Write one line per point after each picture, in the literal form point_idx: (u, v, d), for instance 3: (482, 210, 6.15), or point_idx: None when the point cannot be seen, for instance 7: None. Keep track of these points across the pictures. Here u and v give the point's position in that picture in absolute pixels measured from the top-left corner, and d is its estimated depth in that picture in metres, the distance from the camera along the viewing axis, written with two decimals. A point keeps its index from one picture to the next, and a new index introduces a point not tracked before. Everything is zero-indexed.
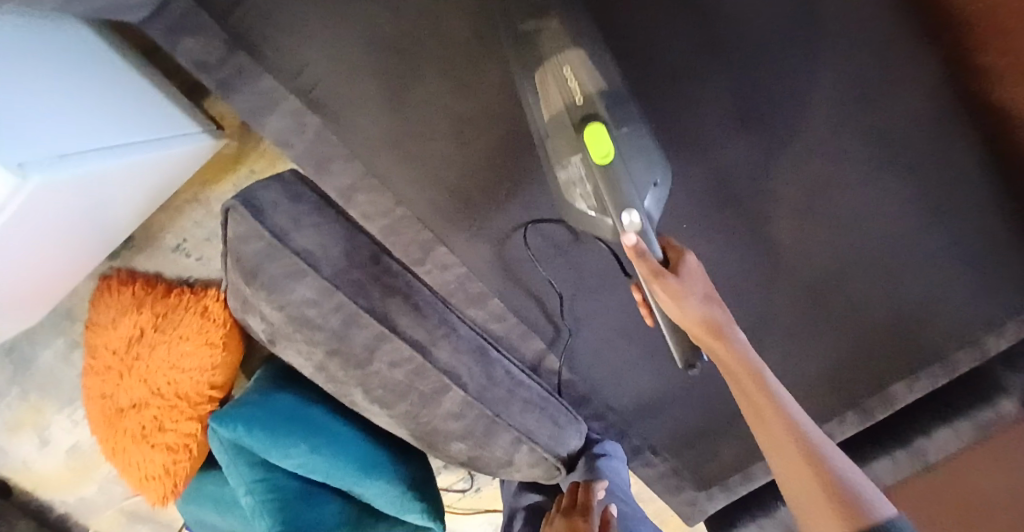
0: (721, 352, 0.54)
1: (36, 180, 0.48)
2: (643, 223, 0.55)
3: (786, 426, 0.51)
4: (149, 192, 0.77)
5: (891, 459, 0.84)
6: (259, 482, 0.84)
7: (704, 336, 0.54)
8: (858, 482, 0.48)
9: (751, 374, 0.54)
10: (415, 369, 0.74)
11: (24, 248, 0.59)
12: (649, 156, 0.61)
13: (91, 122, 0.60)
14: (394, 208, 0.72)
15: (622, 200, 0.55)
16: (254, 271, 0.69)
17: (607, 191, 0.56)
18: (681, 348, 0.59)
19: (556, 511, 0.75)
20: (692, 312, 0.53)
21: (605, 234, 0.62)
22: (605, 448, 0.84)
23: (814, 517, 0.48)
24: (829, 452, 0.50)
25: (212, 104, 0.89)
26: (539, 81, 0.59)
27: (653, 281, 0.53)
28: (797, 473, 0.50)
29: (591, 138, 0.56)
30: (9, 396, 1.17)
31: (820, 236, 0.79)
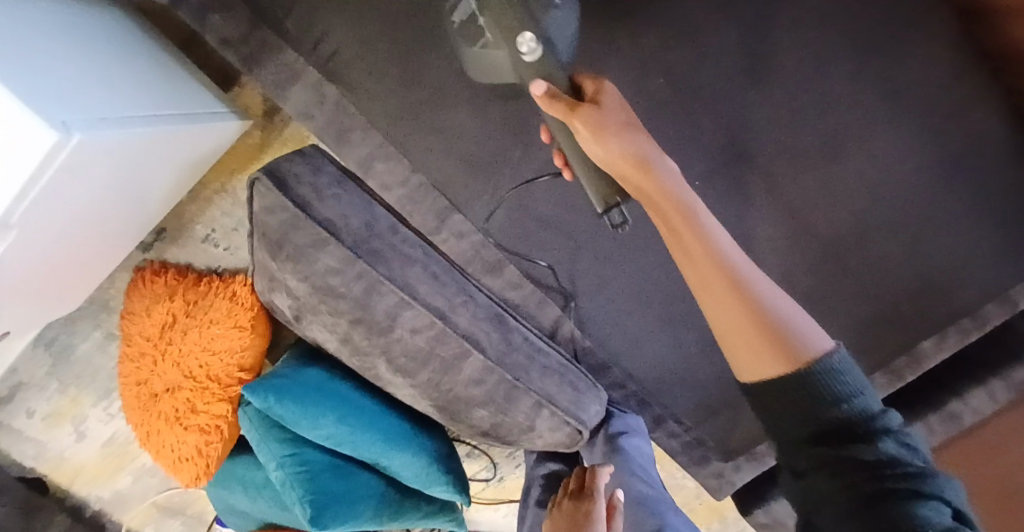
0: (646, 186, 0.53)
1: (84, 134, 0.53)
2: (540, 51, 0.55)
3: (715, 261, 0.48)
4: (180, 169, 0.82)
5: (926, 426, 0.83)
6: (289, 457, 0.86)
7: (633, 173, 0.53)
8: (790, 314, 0.46)
9: (678, 207, 0.51)
10: (435, 334, 0.77)
11: (67, 209, 0.64)
12: None
13: (126, 96, 0.65)
14: (410, 177, 0.75)
15: (514, 25, 0.56)
16: (280, 241, 0.74)
17: (501, 13, 0.56)
18: (596, 191, 0.60)
19: (564, 494, 0.76)
20: (615, 150, 0.53)
21: (507, 75, 0.63)
22: (623, 422, 0.85)
23: (743, 353, 0.46)
24: (761, 286, 0.47)
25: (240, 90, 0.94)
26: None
27: (574, 121, 0.54)
28: (729, 310, 0.47)
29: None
30: (49, 389, 1.23)
31: (834, 193, 0.79)
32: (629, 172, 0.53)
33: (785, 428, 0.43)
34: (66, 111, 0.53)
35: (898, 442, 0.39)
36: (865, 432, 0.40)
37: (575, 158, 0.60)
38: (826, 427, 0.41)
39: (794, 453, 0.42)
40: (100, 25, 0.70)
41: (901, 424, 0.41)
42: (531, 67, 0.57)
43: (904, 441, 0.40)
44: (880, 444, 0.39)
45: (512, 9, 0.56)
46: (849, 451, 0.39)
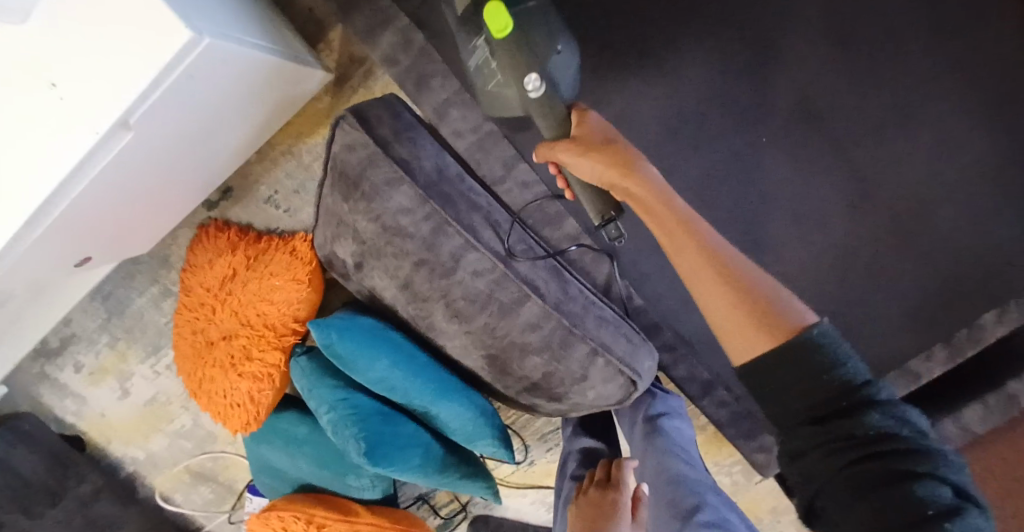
0: (633, 188, 0.61)
1: (211, 39, 0.59)
2: (542, 85, 0.65)
3: (702, 251, 0.57)
4: (266, 113, 0.87)
5: (982, 405, 0.86)
6: (341, 401, 0.90)
7: (616, 174, 0.61)
8: (777, 295, 0.54)
9: (662, 205, 0.60)
10: (496, 279, 0.80)
11: (174, 126, 0.69)
12: (550, 27, 0.69)
13: (241, 22, 0.70)
14: (482, 124, 0.80)
15: (524, 67, 0.65)
16: (358, 180, 0.78)
17: (508, 58, 0.66)
18: (594, 205, 0.67)
19: (587, 482, 0.87)
20: (598, 162, 0.63)
21: (513, 109, 0.72)
22: (664, 403, 0.88)
23: (737, 340, 0.53)
24: (745, 272, 0.56)
25: (326, 46, 1.00)
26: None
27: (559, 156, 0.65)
28: (721, 297, 0.55)
29: (490, 15, 0.63)
30: (98, 344, 1.27)
31: (904, 161, 0.79)
32: (614, 176, 0.62)
33: (780, 403, 0.50)
34: (199, 17, 0.59)
35: (886, 415, 0.44)
36: (848, 407, 0.46)
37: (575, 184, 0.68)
38: (819, 404, 0.47)
39: (796, 432, 0.48)
40: None
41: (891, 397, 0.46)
42: (536, 104, 0.66)
43: (896, 412, 0.45)
44: (868, 416, 0.44)
45: (518, 55, 0.65)
46: (842, 427, 0.45)
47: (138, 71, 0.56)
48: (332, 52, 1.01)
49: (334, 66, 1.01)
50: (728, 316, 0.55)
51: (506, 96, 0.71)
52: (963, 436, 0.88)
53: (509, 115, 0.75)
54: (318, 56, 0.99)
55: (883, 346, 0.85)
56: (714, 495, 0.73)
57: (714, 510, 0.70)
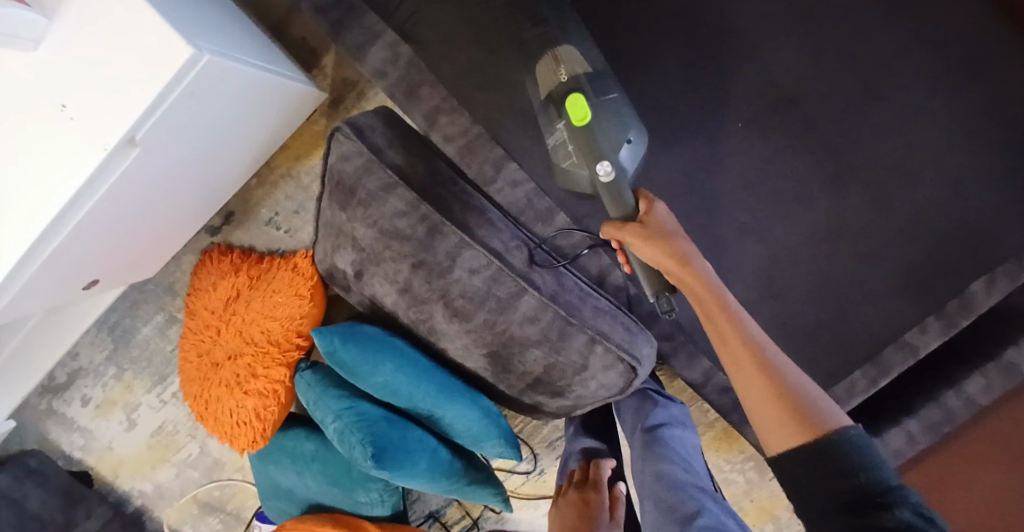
0: (689, 281, 0.64)
1: (211, 55, 0.62)
2: (613, 173, 0.68)
3: (745, 344, 0.60)
4: (265, 134, 0.91)
5: (983, 377, 0.81)
6: (346, 409, 0.91)
7: (674, 267, 0.64)
8: (814, 395, 0.58)
9: (715, 297, 0.63)
10: (492, 275, 0.82)
11: (178, 145, 0.72)
12: (623, 119, 0.72)
13: (241, 44, 0.74)
14: (470, 128, 0.84)
15: (596, 152, 0.69)
16: (354, 187, 0.82)
17: (582, 143, 0.70)
18: (652, 285, 0.70)
19: (567, 484, 0.89)
20: (659, 252, 0.65)
21: (583, 189, 0.75)
22: (665, 412, 0.87)
23: (773, 433, 0.57)
24: (785, 369, 0.59)
25: (320, 72, 1.05)
26: (536, 65, 0.75)
27: (626, 238, 0.67)
28: (756, 390, 0.59)
29: (571, 106, 0.69)
30: (105, 376, 1.28)
31: (871, 136, 0.82)
32: (672, 267, 0.65)
33: (814, 490, 0.52)
34: (200, 37, 0.63)
35: (915, 510, 0.46)
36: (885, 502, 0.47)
37: (636, 265, 0.71)
38: (852, 498, 0.49)
39: (829, 528, 0.49)
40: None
41: (918, 499, 0.48)
42: (606, 189, 0.69)
43: (921, 510, 0.47)
44: (899, 512, 0.46)
45: (589, 142, 0.69)
46: (873, 518, 0.47)
47: (143, 87, 0.60)
48: (326, 77, 1.06)
49: (329, 89, 1.06)
50: (765, 407, 0.58)
51: (577, 176, 0.74)
52: (965, 411, 0.82)
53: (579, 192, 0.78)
54: (312, 81, 1.04)
55: (879, 320, 0.84)
56: (712, 499, 0.73)
57: (713, 514, 0.70)
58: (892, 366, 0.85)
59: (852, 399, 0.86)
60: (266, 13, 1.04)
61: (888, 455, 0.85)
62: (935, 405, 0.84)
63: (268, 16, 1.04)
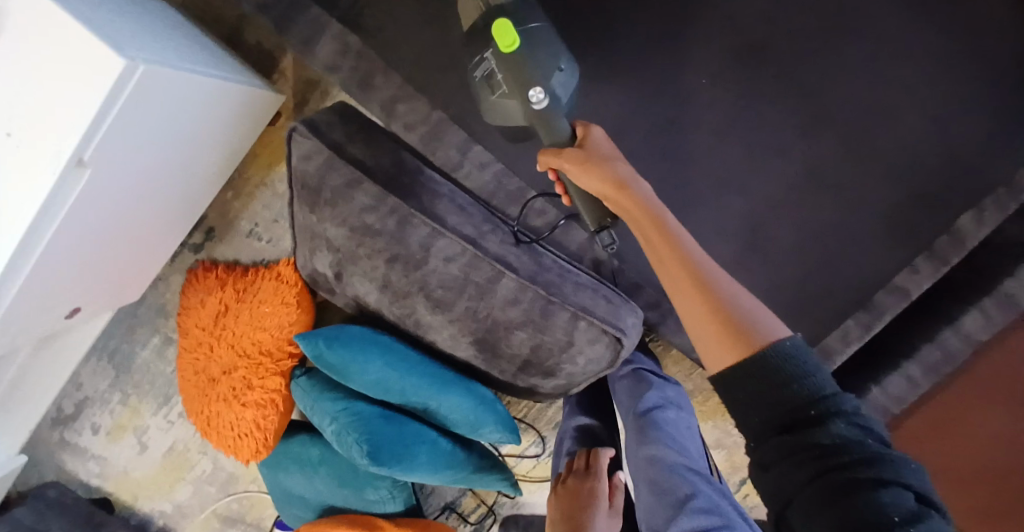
0: (626, 204, 0.63)
1: (147, 64, 0.61)
2: (545, 98, 0.68)
3: (682, 262, 0.58)
4: (225, 140, 0.90)
5: (981, 311, 0.79)
6: (342, 411, 0.90)
7: (611, 192, 0.63)
8: (751, 308, 0.56)
9: (651, 216, 0.61)
10: (469, 261, 0.80)
11: (132, 160, 0.71)
12: (554, 47, 0.73)
13: (183, 52, 0.74)
14: (430, 113, 0.82)
15: (525, 79, 0.69)
16: (319, 187, 0.80)
17: (510, 71, 0.69)
18: (592, 215, 0.71)
19: (565, 471, 0.86)
20: (594, 177, 0.64)
21: (514, 121, 0.74)
22: (660, 394, 0.85)
23: (711, 351, 0.55)
24: (721, 283, 0.57)
25: (281, 75, 1.04)
26: (460, 6, 0.76)
27: (561, 163, 0.66)
28: (693, 309, 0.57)
29: (497, 33, 0.69)
30: (112, 402, 1.29)
31: (842, 76, 0.79)
32: (608, 191, 0.63)
33: (746, 402, 0.51)
34: (135, 47, 0.62)
35: (851, 423, 0.45)
36: (819, 416, 0.46)
37: (575, 194, 0.70)
38: (788, 411, 0.48)
39: (763, 442, 0.48)
40: (156, 9, 0.82)
41: (857, 408, 0.47)
42: (538, 116, 0.70)
43: (857, 421, 0.46)
44: (832, 425, 0.45)
45: (520, 69, 0.69)
46: (806, 433, 0.46)
47: (82, 104, 0.59)
48: (287, 80, 1.04)
49: (291, 92, 1.04)
50: (703, 325, 0.56)
51: (506, 107, 0.73)
52: (965, 348, 0.80)
53: (512, 126, 0.77)
54: (274, 86, 1.03)
55: (868, 267, 0.82)
56: (705, 482, 0.74)
57: (706, 497, 0.71)
58: (885, 310, 0.82)
59: (848, 346, 0.83)
60: (218, 21, 1.03)
61: (891, 401, 0.83)
62: (933, 346, 0.81)
63: (220, 24, 1.02)
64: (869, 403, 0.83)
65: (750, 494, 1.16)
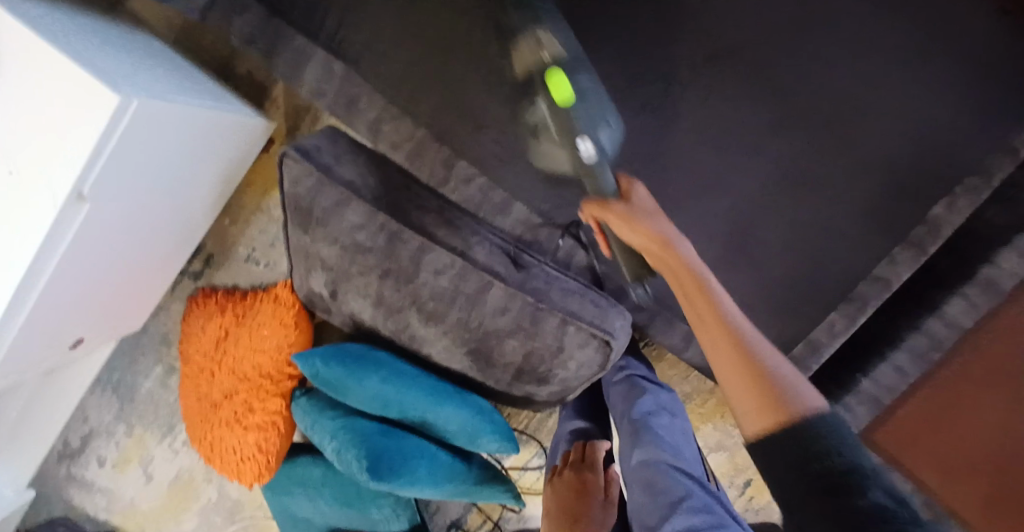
0: (671, 261, 0.65)
1: (140, 99, 0.65)
2: (594, 153, 0.69)
3: (723, 324, 0.61)
4: (219, 169, 0.94)
5: (964, 299, 0.79)
6: (341, 428, 0.92)
7: (656, 249, 0.65)
8: (788, 374, 0.59)
9: (694, 275, 0.64)
10: (458, 273, 0.83)
11: (131, 192, 0.74)
12: (603, 102, 0.74)
13: (176, 87, 0.77)
14: (415, 132, 0.86)
15: (577, 130, 0.69)
16: (310, 208, 0.83)
17: (563, 123, 0.70)
18: (630, 268, 0.72)
19: (562, 463, 0.87)
20: (641, 235, 0.66)
21: (560, 166, 0.76)
22: (654, 400, 0.85)
23: (749, 411, 0.58)
24: (761, 348, 0.60)
25: (271, 104, 1.08)
26: (515, 47, 0.73)
27: (608, 217, 0.68)
28: (732, 370, 0.60)
29: (553, 86, 0.68)
30: (117, 434, 1.30)
31: (812, 73, 0.80)
32: (654, 249, 0.66)
33: (781, 463, 0.54)
34: (128, 84, 0.65)
35: (883, 491, 0.48)
36: (856, 486, 0.49)
37: (614, 245, 0.71)
38: (824, 478, 0.51)
39: (799, 505, 0.51)
40: (148, 48, 0.86)
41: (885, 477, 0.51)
42: (584, 168, 0.70)
43: (891, 492, 0.49)
44: (869, 493, 0.48)
45: (573, 122, 0.69)
46: (842, 498, 0.49)
47: (81, 141, 0.63)
48: (278, 108, 1.08)
49: (283, 119, 1.08)
50: (741, 385, 0.59)
51: (553, 153, 0.75)
52: (952, 334, 0.80)
53: (554, 170, 0.79)
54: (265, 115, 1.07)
55: (848, 258, 0.84)
56: (699, 483, 0.75)
57: (700, 497, 0.72)
58: (868, 300, 0.84)
59: (834, 340, 0.86)
60: (210, 55, 1.07)
61: (881, 392, 0.84)
62: (920, 334, 0.82)
63: (212, 58, 1.07)
64: (860, 394, 0.85)
65: (756, 496, 1.16)
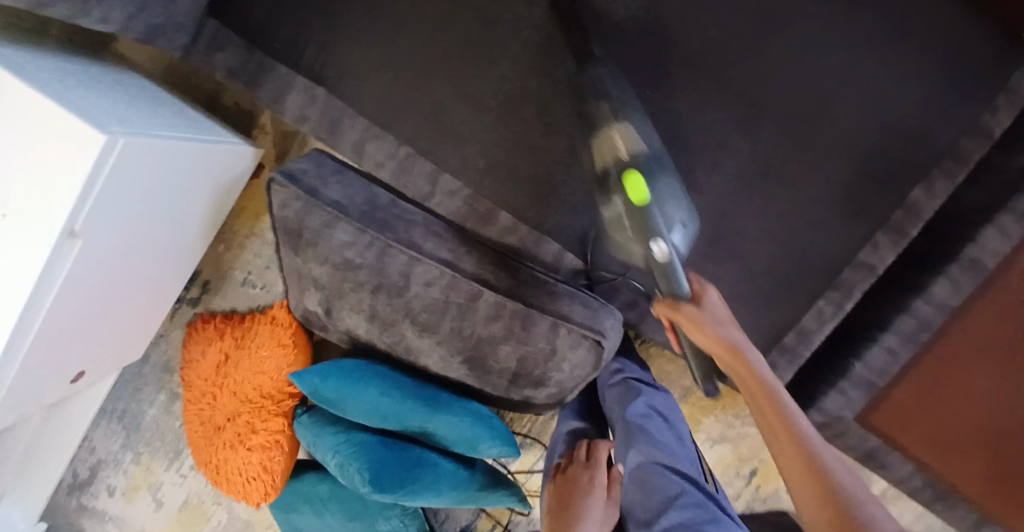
0: (740, 369, 0.63)
1: (126, 136, 0.66)
2: (670, 254, 0.65)
3: (795, 438, 0.57)
4: (209, 197, 0.95)
5: (949, 280, 0.78)
6: (343, 443, 0.93)
7: (725, 355, 0.63)
8: (863, 496, 0.52)
9: (763, 383, 0.62)
10: (448, 283, 0.84)
11: (123, 226, 0.76)
12: (677, 202, 0.70)
13: (161, 121, 0.79)
14: (399, 149, 0.87)
15: (652, 231, 0.65)
16: (299, 229, 0.85)
17: (639, 224, 0.66)
18: (700, 367, 0.73)
19: (563, 462, 0.88)
20: (708, 338, 0.64)
21: (637, 264, 0.72)
22: (647, 402, 0.86)
23: None
24: (835, 466, 0.55)
25: (260, 131, 1.09)
26: (591, 140, 0.72)
27: (678, 318, 0.66)
28: (801, 486, 0.55)
29: (630, 185, 0.66)
30: (125, 462, 1.32)
31: (781, 69, 0.81)
32: (721, 353, 0.64)
33: None
34: (113, 123, 0.67)
35: None
36: None
37: (686, 347, 0.72)
38: None
39: None
40: (133, 83, 0.88)
41: None
42: (659, 266, 0.66)
43: None
44: None
45: (648, 223, 0.65)
46: None
47: (70, 180, 0.64)
48: (267, 134, 1.10)
49: (271, 144, 1.10)
50: (812, 506, 0.53)
51: (628, 248, 0.71)
52: (939, 316, 0.79)
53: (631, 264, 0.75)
54: (254, 142, 1.08)
55: (831, 247, 0.85)
56: (692, 481, 0.77)
57: (693, 494, 0.74)
58: (854, 287, 0.85)
59: (823, 325, 0.86)
60: (195, 87, 1.09)
61: (874, 374, 0.84)
62: (907, 316, 0.81)
63: (198, 90, 1.08)
64: (854, 378, 0.85)
65: (762, 485, 1.16)
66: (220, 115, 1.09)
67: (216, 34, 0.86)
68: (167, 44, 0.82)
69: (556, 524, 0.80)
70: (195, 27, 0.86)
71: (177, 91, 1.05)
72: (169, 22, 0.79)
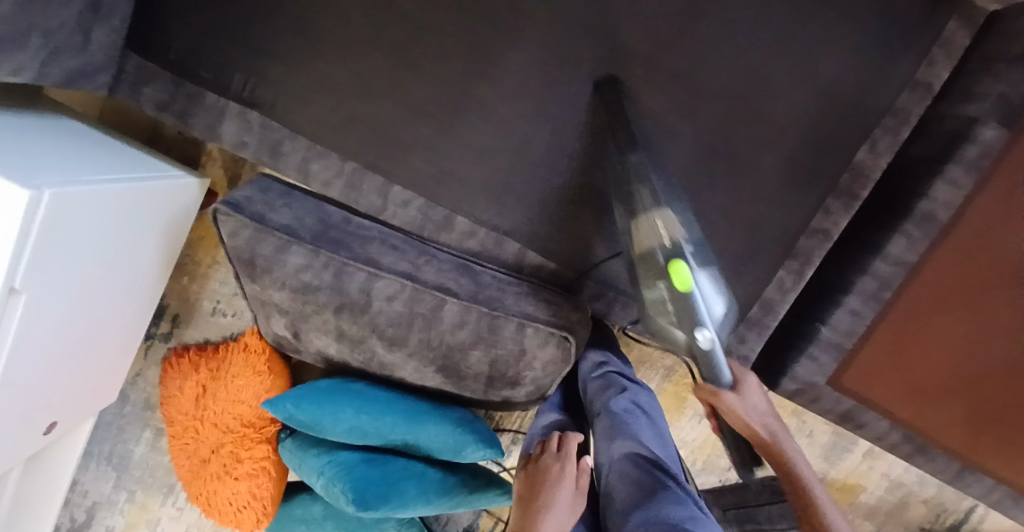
0: (771, 448, 0.72)
1: (52, 189, 0.65)
2: (714, 344, 0.63)
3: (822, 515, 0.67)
4: (161, 233, 0.94)
5: (905, 236, 0.78)
6: (326, 464, 0.92)
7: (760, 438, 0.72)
8: None
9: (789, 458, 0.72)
10: (410, 296, 0.83)
11: (67, 278, 0.75)
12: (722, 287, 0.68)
13: (93, 167, 0.77)
14: (344, 165, 0.85)
15: (697, 321, 0.63)
16: (252, 258, 0.83)
17: (683, 312, 0.63)
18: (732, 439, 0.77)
19: (532, 454, 0.87)
20: (749, 424, 0.71)
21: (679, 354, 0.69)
22: (630, 399, 0.88)
23: None
24: None
25: (208, 158, 1.07)
26: (633, 225, 0.70)
27: (718, 404, 0.70)
28: None
29: (673, 271, 0.63)
30: (119, 502, 1.31)
31: (717, 42, 0.79)
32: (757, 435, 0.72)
33: None
34: (38, 178, 0.65)
35: None
36: None
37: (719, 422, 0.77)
38: None
39: None
40: (62, 128, 0.86)
41: None
42: (705, 359, 0.64)
43: None
44: None
45: (691, 311, 0.63)
46: None
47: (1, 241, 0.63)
48: (215, 161, 1.08)
49: (221, 171, 1.08)
50: None
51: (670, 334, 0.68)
52: (898, 273, 0.80)
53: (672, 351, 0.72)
54: (203, 170, 1.06)
55: (788, 217, 0.85)
56: (670, 476, 0.76)
57: (673, 490, 0.73)
58: (812, 254, 0.85)
59: (787, 297, 0.87)
60: (135, 123, 1.06)
61: (841, 337, 0.85)
62: (867, 277, 0.81)
63: (137, 126, 1.06)
64: (821, 343, 0.85)
65: None
66: (164, 147, 1.07)
67: (138, 69, 0.83)
68: (91, 85, 0.80)
69: (522, 513, 0.79)
70: (118, 64, 0.83)
71: (114, 129, 1.02)
72: (86, 63, 0.77)
